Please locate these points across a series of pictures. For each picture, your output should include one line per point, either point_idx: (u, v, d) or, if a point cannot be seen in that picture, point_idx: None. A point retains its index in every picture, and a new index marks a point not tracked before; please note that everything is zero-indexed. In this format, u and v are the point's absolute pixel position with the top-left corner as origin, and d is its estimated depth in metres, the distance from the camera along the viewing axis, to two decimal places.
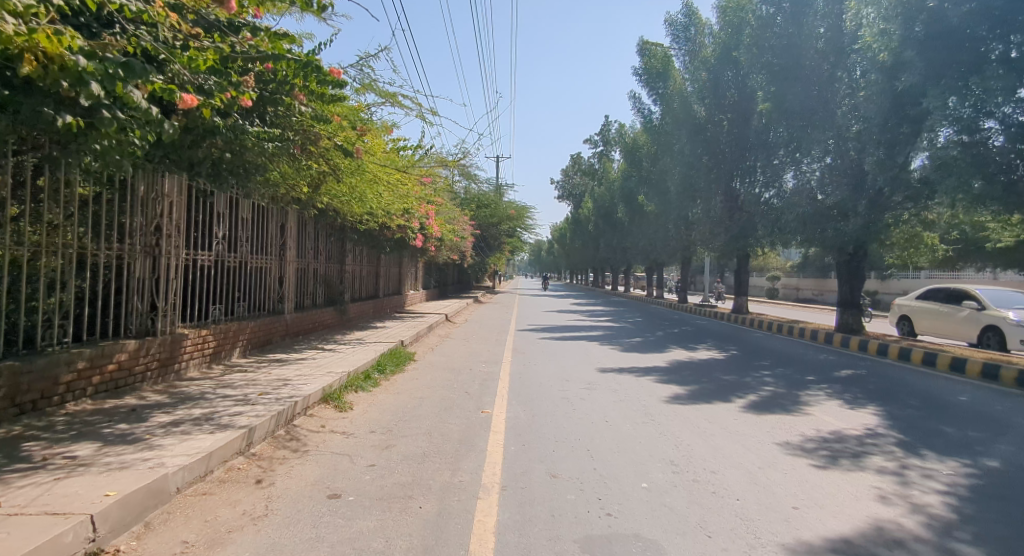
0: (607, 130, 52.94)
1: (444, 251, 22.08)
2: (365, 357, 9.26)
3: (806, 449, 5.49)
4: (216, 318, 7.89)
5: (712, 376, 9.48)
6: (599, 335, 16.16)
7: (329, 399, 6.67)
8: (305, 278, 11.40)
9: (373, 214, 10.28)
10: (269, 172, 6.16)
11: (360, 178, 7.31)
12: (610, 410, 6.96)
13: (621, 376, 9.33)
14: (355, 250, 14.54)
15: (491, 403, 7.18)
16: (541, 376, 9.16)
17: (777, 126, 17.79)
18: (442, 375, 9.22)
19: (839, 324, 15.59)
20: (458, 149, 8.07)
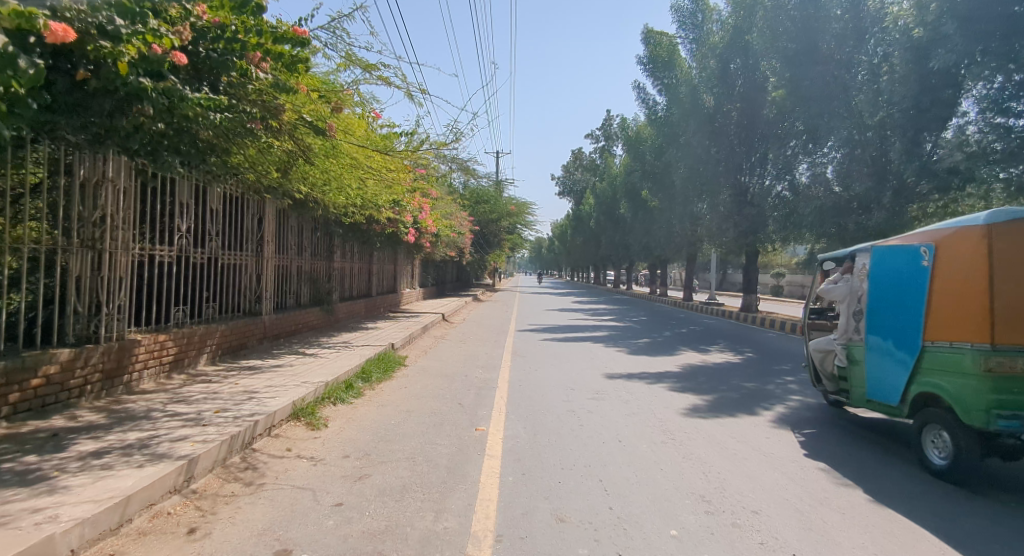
0: (607, 125, 52.00)
1: (441, 248, 21.18)
2: (349, 363, 8.41)
3: (858, 477, 4.63)
4: (178, 321, 7.02)
5: (730, 384, 8.61)
6: (604, 335, 15.30)
7: (300, 415, 5.81)
8: (286, 276, 10.56)
9: (359, 205, 9.43)
10: (227, 153, 5.33)
11: (336, 163, 6.47)
12: (622, 426, 6.10)
13: (631, 384, 8.46)
14: (344, 246, 13.70)
15: (487, 418, 6.32)
16: (542, 384, 8.31)
17: (791, 115, 16.91)
18: (435, 383, 8.36)
19: None
20: (451, 133, 7.22)
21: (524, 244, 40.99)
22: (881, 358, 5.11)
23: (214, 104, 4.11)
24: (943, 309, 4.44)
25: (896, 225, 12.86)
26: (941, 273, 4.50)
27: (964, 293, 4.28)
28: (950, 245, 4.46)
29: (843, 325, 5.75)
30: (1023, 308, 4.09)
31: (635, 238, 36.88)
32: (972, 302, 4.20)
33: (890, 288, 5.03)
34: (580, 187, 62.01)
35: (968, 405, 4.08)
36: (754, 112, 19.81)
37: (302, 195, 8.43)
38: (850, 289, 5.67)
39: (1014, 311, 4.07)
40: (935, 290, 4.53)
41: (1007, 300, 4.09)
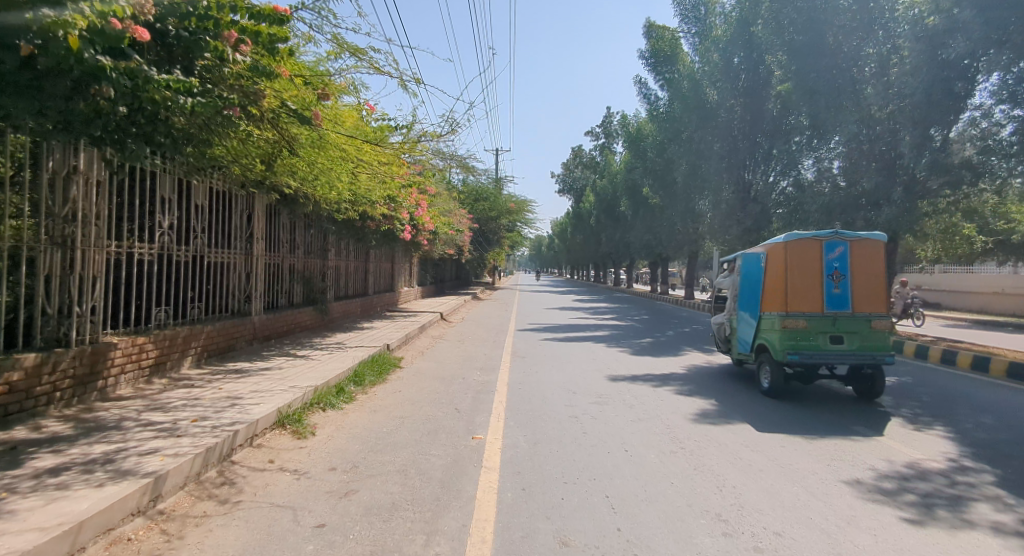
0: (608, 122, 51.57)
1: (439, 246, 20.80)
2: (341, 365, 8.07)
3: (886, 492, 4.29)
4: (160, 322, 6.67)
5: (739, 387, 8.26)
6: (605, 335, 14.95)
7: (286, 423, 5.47)
8: (278, 275, 10.21)
9: (352, 201, 9.09)
10: (205, 142, 5.00)
11: (324, 156, 6.13)
12: (628, 433, 5.76)
13: (635, 387, 8.13)
14: (339, 244, 13.34)
15: (484, 425, 5.98)
16: (543, 388, 7.95)
17: (797, 110, 16.55)
18: (430, 386, 8.01)
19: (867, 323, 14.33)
20: (447, 123, 6.87)
21: (524, 242, 40.58)
22: (745, 324, 8.16)
23: (184, 87, 3.78)
24: (767, 294, 7.43)
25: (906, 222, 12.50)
26: (770, 272, 7.40)
27: (778, 284, 7.19)
28: (771, 253, 7.42)
29: (730, 306, 8.81)
30: (804, 295, 7.06)
31: (635, 236, 36.47)
32: (778, 286, 7.18)
33: (752, 278, 7.97)
34: (580, 185, 61.61)
35: (776, 347, 7.09)
36: (758, 107, 19.43)
37: (291, 189, 8.08)
38: (734, 282, 8.68)
39: (798, 290, 7.06)
40: (763, 283, 7.51)
41: (796, 287, 7.06)
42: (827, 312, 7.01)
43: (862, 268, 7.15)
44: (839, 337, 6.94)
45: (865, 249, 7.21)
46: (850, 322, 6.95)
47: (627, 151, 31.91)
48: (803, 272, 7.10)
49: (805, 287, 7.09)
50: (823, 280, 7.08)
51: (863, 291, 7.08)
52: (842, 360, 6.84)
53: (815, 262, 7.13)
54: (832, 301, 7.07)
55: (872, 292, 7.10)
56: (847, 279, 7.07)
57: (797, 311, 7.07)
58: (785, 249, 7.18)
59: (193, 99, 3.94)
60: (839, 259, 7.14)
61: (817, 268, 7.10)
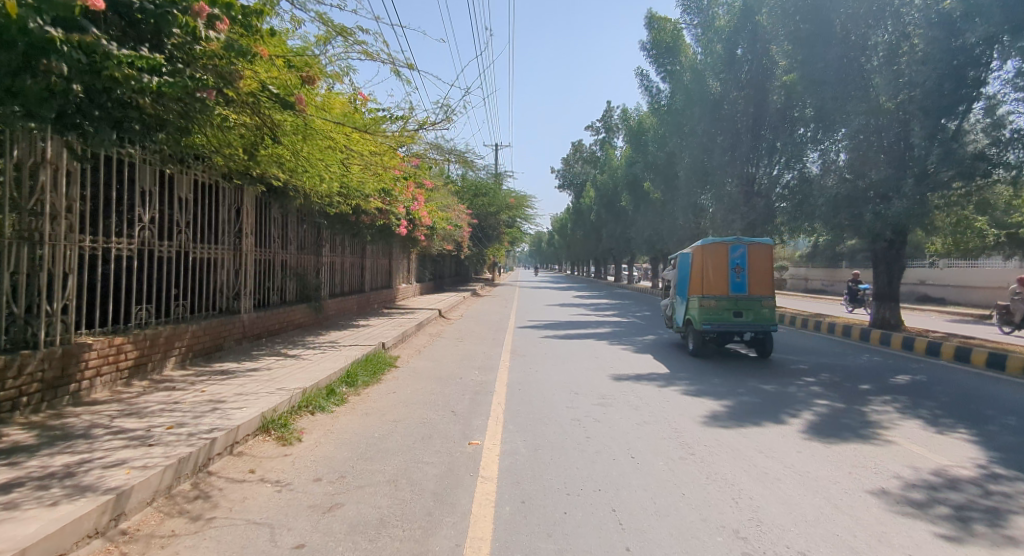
0: (608, 116, 51.11)
1: (437, 242, 20.45)
2: (333, 365, 7.75)
3: (915, 503, 3.97)
4: (141, 321, 6.35)
5: (749, 387, 7.95)
6: (607, 332, 14.62)
7: (270, 429, 5.15)
8: (269, 272, 9.90)
9: (344, 193, 8.74)
10: (180, 129, 4.66)
11: (311, 146, 5.78)
12: (634, 438, 5.44)
13: (640, 388, 7.81)
14: (333, 239, 13.00)
15: (482, 429, 5.66)
16: (544, 389, 7.62)
17: (802, 100, 16.19)
18: (426, 387, 7.69)
19: (873, 319, 14.03)
20: (442, 110, 6.50)
21: (523, 238, 40.20)
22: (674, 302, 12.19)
23: (149, 65, 3.42)
24: (696, 283, 10.72)
25: (917, 214, 12.14)
26: (691, 267, 10.97)
27: (699, 275, 10.62)
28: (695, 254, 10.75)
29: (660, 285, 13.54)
30: (714, 283, 10.45)
31: (636, 232, 36.10)
32: (689, 274, 11.09)
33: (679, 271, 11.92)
34: (580, 180, 61.19)
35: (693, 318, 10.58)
36: (762, 99, 19.05)
37: (280, 181, 7.74)
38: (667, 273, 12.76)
39: (707, 279, 10.59)
40: (691, 275, 10.94)
41: (707, 277, 10.56)
42: (731, 295, 10.34)
43: (756, 264, 10.54)
44: (739, 312, 10.29)
45: (758, 253, 10.68)
46: (747, 302, 10.28)
47: (628, 145, 31.51)
48: (716, 266, 10.50)
49: (716, 277, 10.49)
50: (729, 272, 10.47)
51: (757, 281, 10.41)
52: (741, 328, 10.23)
53: (723, 260, 10.57)
54: (736, 286, 10.42)
55: (762, 281, 10.47)
56: (746, 271, 10.43)
57: (712, 294, 10.41)
58: (704, 251, 10.52)
59: (157, 77, 3.60)
60: (741, 257, 10.53)
61: (724, 264, 10.51)
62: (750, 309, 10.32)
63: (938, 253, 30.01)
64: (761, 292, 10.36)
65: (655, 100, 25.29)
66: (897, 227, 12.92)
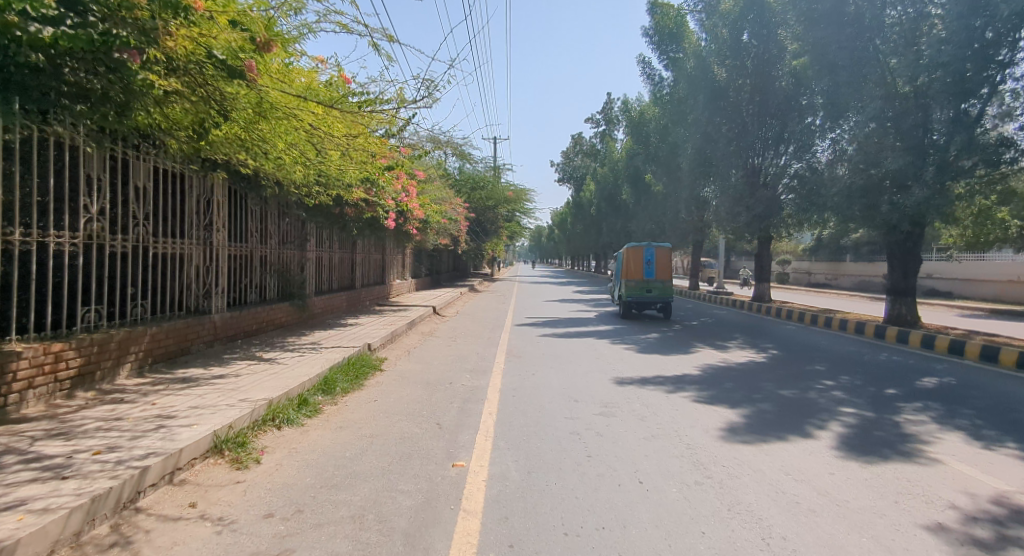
0: (608, 108, 50.26)
1: (432, 236, 19.71)
2: (310, 370, 7.10)
3: (985, 545, 3.29)
4: (89, 324, 5.67)
5: (764, 392, 7.27)
6: (608, 329, 13.94)
7: (225, 449, 4.47)
8: (246, 267, 9.25)
9: (323, 182, 8.08)
10: (111, 102, 4.00)
11: (275, 126, 5.12)
12: (641, 456, 4.78)
13: (646, 394, 7.13)
14: (318, 233, 12.34)
15: (469, 445, 5.00)
16: (540, 396, 6.93)
17: (812, 86, 15.50)
18: (412, 394, 7.01)
19: (888, 316, 13.34)
20: (424, 85, 5.81)
21: (522, 232, 39.35)
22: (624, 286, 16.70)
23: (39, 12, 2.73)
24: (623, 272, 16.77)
25: (938, 204, 11.42)
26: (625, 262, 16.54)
27: (624, 267, 16.46)
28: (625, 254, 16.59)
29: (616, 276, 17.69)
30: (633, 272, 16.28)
31: (636, 226, 35.42)
32: (620, 265, 17.31)
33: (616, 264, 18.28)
34: (580, 174, 60.37)
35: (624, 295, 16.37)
36: (768, 85, 18.34)
37: (249, 167, 7.07)
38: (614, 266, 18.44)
39: (630, 270, 16.30)
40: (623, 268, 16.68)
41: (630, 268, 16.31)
42: (646, 280, 16.08)
43: (661, 259, 16.27)
44: (651, 290, 16.01)
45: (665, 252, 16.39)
46: (657, 284, 15.96)
47: (629, 136, 30.72)
48: (635, 260, 16.08)
49: (636, 269, 16.23)
50: (645, 265, 16.21)
51: (663, 269, 16.18)
52: (651, 300, 16.04)
53: (640, 257, 16.28)
54: (647, 273, 16.23)
55: (666, 270, 16.25)
56: (654, 264, 16.12)
57: (634, 280, 16.20)
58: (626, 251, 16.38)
59: (56, 28, 2.94)
60: (652, 254, 16.18)
61: (641, 260, 16.14)
62: (659, 289, 16.00)
63: (947, 247, 29.28)
64: (663, 276, 16.03)
65: (657, 89, 24.55)
66: (914, 218, 12.21)
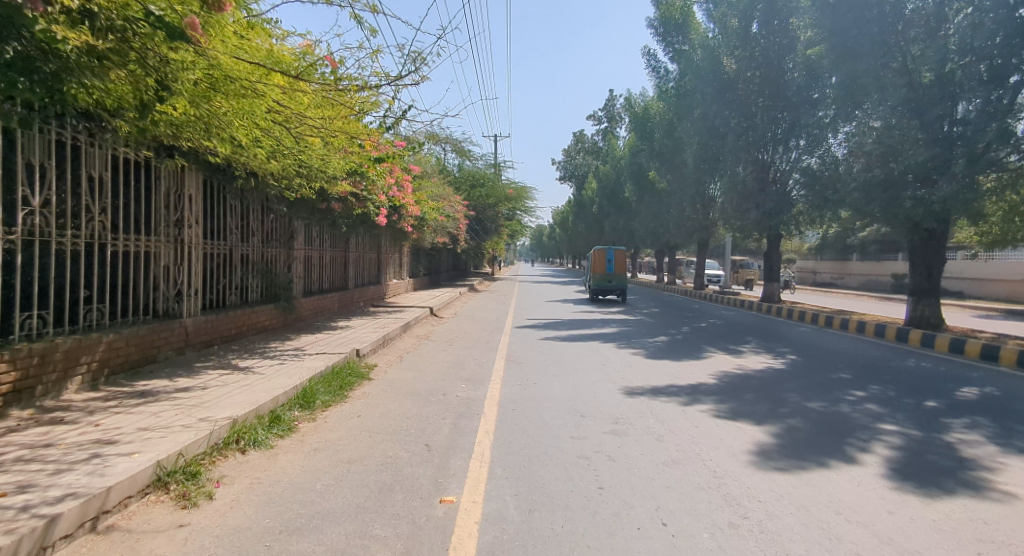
0: (611, 105, 49.58)
1: (430, 234, 19.04)
2: (288, 380, 6.42)
3: None
4: (30, 332, 4.97)
5: (790, 405, 6.59)
6: (613, 332, 13.27)
7: (172, 481, 3.77)
8: (224, 266, 8.58)
9: (303, 174, 7.38)
10: (29, 73, 3.34)
11: (237, 105, 4.43)
12: (663, 488, 4.07)
13: (660, 408, 6.45)
14: (305, 230, 11.67)
15: (460, 475, 4.29)
16: (543, 410, 6.25)
17: (827, 77, 14.83)
18: (401, 408, 6.33)
19: (910, 318, 12.63)
20: (409, 59, 5.11)
21: (523, 230, 38.62)
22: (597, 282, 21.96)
23: None
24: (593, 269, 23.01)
25: (967, 198, 10.72)
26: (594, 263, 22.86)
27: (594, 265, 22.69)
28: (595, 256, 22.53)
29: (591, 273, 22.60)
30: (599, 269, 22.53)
31: (639, 225, 34.82)
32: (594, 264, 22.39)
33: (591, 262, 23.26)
34: (581, 172, 59.70)
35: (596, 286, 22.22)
36: (779, 77, 17.67)
37: (219, 156, 6.39)
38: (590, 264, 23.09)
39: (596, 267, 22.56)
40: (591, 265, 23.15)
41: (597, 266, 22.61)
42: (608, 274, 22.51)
43: (619, 258, 22.66)
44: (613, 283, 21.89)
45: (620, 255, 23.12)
46: (617, 278, 22.08)
47: (633, 132, 30.03)
48: (601, 260, 22.13)
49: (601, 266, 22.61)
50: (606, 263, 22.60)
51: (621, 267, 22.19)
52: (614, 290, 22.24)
53: (603, 258, 22.78)
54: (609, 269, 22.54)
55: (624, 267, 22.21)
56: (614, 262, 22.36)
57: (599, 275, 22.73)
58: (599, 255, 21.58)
59: None
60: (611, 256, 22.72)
61: (604, 259, 22.70)
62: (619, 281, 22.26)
63: (958, 245, 28.55)
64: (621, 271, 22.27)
65: (662, 83, 23.88)
66: (939, 214, 11.51)
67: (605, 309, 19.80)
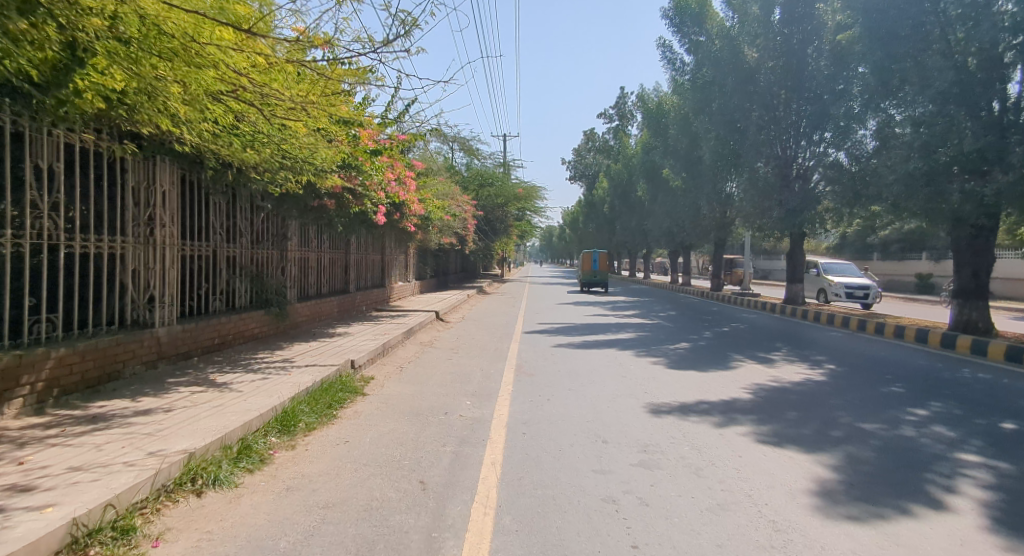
0: (623, 102, 48.57)
1: (435, 235, 18.32)
2: (267, 399, 5.65)
3: None
4: None
5: (844, 427, 5.71)
6: (631, 337, 12.41)
7: (93, 542, 2.96)
8: (206, 270, 7.84)
9: (287, 166, 6.58)
10: None
11: (183, 76, 3.65)
12: (716, 549, 3.19)
13: (694, 431, 5.58)
14: (300, 229, 10.93)
15: (460, 529, 3.44)
16: (559, 434, 5.41)
17: (857, 64, 13.92)
18: (396, 431, 5.53)
19: (954, 322, 11.65)
20: (397, 20, 4.21)
21: (533, 231, 37.80)
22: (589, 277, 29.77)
23: None
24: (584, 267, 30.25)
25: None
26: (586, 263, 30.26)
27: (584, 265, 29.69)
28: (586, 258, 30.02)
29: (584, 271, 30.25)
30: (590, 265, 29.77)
31: (651, 224, 33.93)
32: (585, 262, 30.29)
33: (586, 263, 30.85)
34: (592, 171, 58.71)
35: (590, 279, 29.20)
36: (801, 68, 16.80)
37: (187, 143, 5.64)
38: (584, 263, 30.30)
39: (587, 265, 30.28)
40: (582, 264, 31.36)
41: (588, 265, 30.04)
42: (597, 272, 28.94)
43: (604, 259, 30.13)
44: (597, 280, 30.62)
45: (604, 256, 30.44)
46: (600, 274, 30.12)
47: (646, 128, 29.10)
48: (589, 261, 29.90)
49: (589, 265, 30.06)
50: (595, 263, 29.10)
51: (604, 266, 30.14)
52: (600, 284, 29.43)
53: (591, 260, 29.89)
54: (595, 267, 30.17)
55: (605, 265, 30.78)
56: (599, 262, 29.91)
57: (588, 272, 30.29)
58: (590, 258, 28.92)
59: None
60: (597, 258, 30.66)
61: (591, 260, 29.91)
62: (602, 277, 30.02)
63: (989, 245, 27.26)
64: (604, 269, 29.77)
65: (678, 76, 23.01)
66: (988, 209, 10.56)
67: (618, 312, 18.96)
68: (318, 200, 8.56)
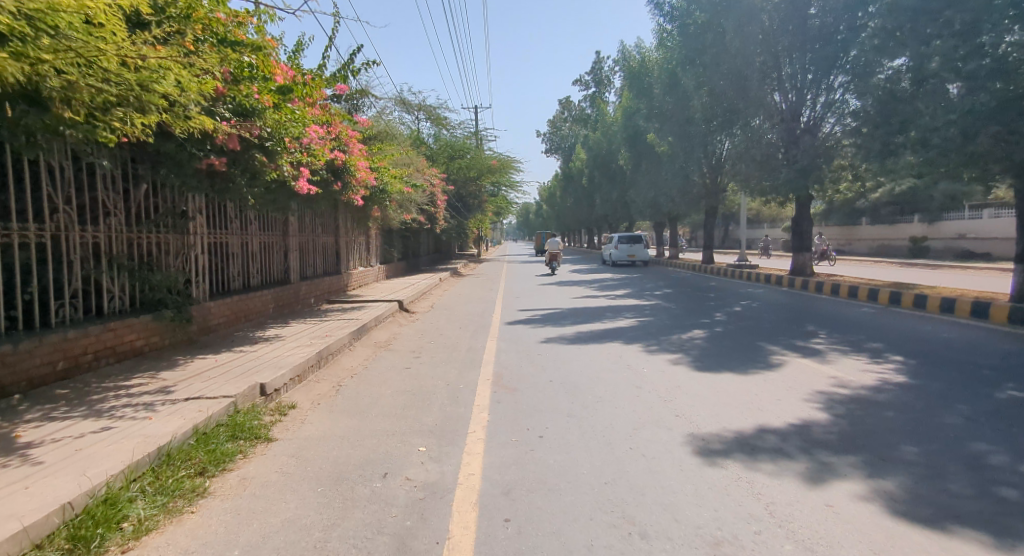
0: (598, 69, 46.04)
1: (398, 212, 16.01)
2: (71, 479, 3.30)
3: None
4: None
5: (1004, 474, 3.66)
6: (632, 325, 10.34)
7: None
8: (35, 262, 5.37)
9: (110, 100, 3.95)
10: None
11: None
12: None
13: (779, 496, 3.47)
14: (204, 207, 8.40)
15: None
16: (564, 521, 3.22)
17: None
18: (293, 528, 3.26)
19: (1018, 292, 10.16)
20: None
21: (511, 207, 35.51)
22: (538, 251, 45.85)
23: None
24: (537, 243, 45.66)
25: None
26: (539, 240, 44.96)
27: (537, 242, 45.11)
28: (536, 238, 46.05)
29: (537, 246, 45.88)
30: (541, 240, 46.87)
31: (634, 195, 31.98)
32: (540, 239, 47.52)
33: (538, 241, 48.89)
34: (568, 144, 56.26)
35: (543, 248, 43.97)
36: (801, 11, 14.79)
37: None
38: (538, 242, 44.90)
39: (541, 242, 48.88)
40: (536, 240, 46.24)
41: None
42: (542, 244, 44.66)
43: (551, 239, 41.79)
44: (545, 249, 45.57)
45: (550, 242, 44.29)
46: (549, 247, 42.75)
47: (628, 90, 26.78)
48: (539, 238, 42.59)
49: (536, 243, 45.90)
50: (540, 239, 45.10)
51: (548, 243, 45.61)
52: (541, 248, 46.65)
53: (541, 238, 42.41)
54: None
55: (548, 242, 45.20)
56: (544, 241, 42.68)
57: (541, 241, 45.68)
58: None
59: None
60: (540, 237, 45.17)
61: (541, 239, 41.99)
62: None
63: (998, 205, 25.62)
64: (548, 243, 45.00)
65: (665, 25, 20.74)
66: None
67: (607, 292, 16.97)
68: (204, 160, 6.16)
